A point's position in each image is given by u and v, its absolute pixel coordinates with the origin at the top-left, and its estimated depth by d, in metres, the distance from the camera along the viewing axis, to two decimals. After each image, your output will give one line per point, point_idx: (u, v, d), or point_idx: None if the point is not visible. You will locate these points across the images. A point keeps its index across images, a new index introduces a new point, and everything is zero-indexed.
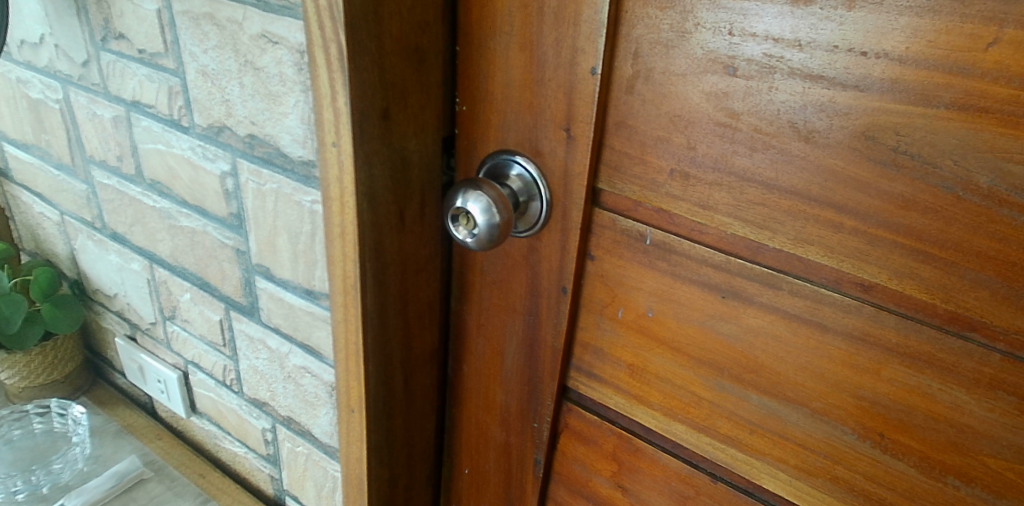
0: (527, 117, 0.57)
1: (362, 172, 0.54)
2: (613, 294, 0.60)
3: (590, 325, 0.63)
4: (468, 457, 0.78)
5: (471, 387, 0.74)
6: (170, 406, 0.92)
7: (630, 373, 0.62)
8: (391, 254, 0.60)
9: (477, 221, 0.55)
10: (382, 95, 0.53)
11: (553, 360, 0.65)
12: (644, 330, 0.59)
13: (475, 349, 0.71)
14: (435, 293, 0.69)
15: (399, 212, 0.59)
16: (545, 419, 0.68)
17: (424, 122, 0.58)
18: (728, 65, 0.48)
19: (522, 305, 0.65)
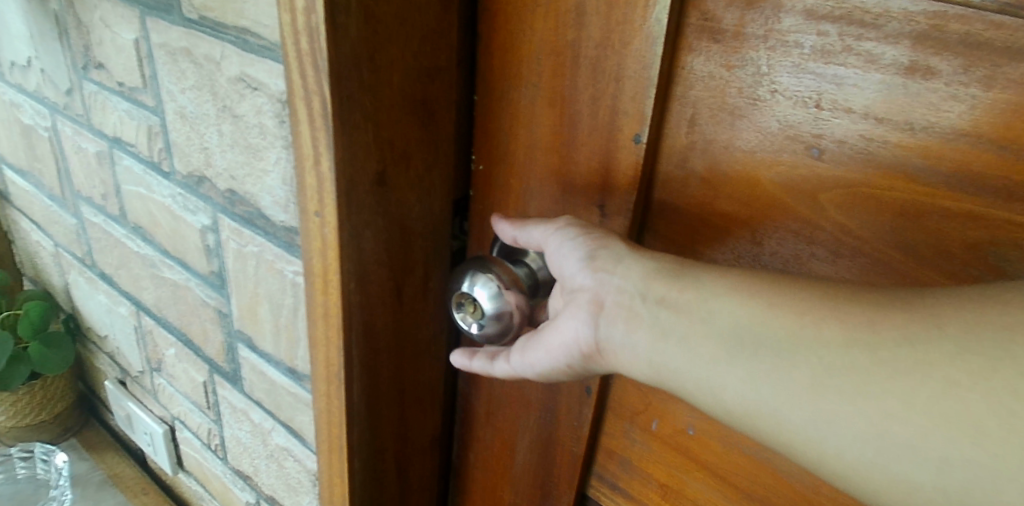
0: (552, 186, 0.46)
1: (349, 247, 0.45)
2: (645, 401, 0.50)
3: (617, 431, 0.52)
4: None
5: (476, 479, 0.64)
6: (157, 460, 0.84)
7: (662, 492, 0.51)
8: (383, 337, 0.51)
9: (485, 309, 0.45)
10: (377, 156, 0.43)
11: (571, 466, 0.55)
12: (682, 448, 0.49)
13: (483, 438, 0.62)
14: (439, 375, 0.59)
15: (394, 289, 0.50)
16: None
17: (430, 185, 0.49)
18: (812, 145, 0.36)
19: (538, 399, 0.55)
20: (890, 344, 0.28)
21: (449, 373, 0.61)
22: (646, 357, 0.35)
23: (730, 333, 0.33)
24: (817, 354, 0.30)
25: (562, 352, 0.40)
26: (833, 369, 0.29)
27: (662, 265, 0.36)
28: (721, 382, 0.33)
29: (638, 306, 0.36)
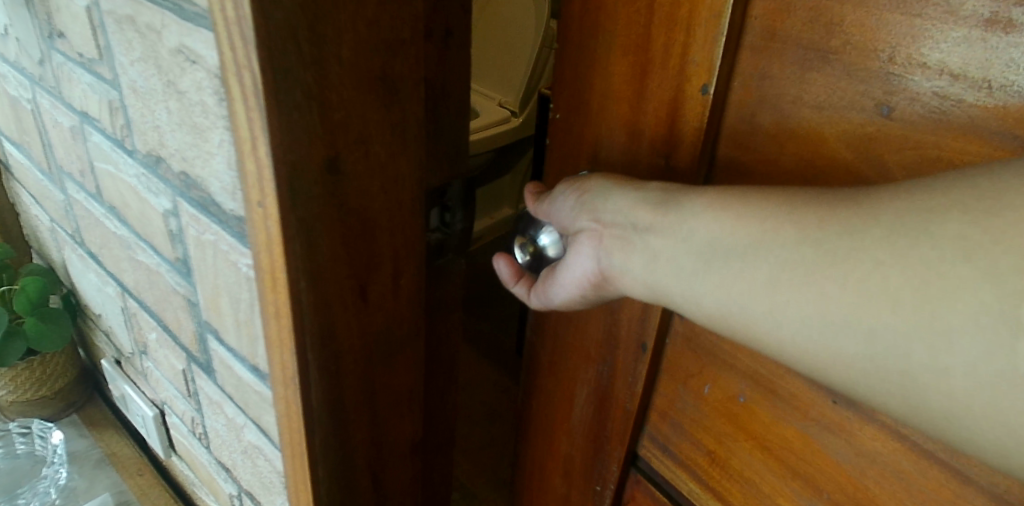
0: (621, 138, 0.47)
1: (291, 244, 0.40)
2: (701, 363, 0.48)
3: (669, 392, 0.51)
4: (535, 488, 0.71)
5: (539, 426, 0.67)
6: (151, 441, 0.82)
7: (710, 459, 0.50)
8: (346, 339, 0.46)
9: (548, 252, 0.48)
10: (326, 141, 0.38)
11: (624, 422, 0.55)
12: (734, 416, 0.47)
13: (550, 383, 0.63)
14: (417, 377, 0.55)
15: (359, 288, 0.45)
16: (610, 483, 0.59)
17: (397, 173, 0.43)
18: (879, 103, 0.33)
19: (596, 353, 0.55)
20: (834, 238, 0.31)
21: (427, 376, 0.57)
22: (640, 274, 0.40)
23: (704, 245, 0.37)
24: (775, 255, 0.34)
25: (575, 280, 0.45)
26: (790, 266, 0.33)
27: (645, 190, 0.40)
28: (700, 290, 0.37)
29: (625, 230, 0.40)
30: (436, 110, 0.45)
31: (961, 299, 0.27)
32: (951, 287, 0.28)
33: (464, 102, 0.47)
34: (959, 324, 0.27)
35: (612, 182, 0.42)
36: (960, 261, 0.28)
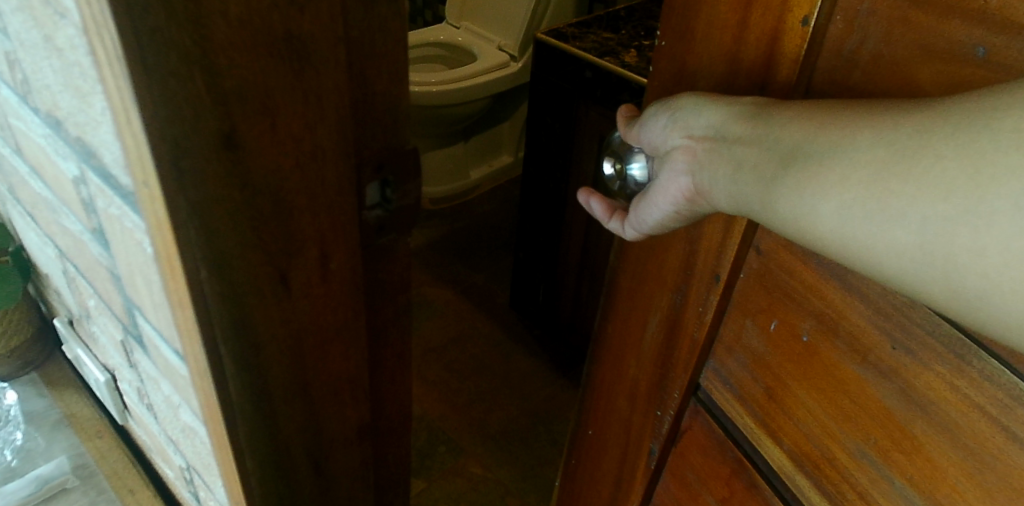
0: (721, 69, 0.45)
1: (183, 232, 0.35)
2: (773, 296, 0.43)
3: (738, 327, 0.47)
4: (602, 414, 0.69)
5: (612, 348, 0.65)
6: (108, 405, 0.79)
7: (767, 395, 0.45)
8: (267, 330, 0.42)
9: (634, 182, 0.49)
10: (218, 113, 0.33)
11: (691, 352, 0.52)
12: (795, 355, 0.42)
13: (625, 310, 0.61)
14: (361, 363, 0.51)
15: (278, 276, 0.40)
16: (668, 413, 0.57)
17: (316, 147, 0.38)
18: (976, 43, 0.29)
19: (675, 281, 0.53)
20: (896, 135, 0.30)
21: (371, 363, 0.52)
22: (724, 186, 0.39)
23: (779, 147, 0.36)
24: (844, 153, 0.32)
25: (663, 201, 0.44)
26: (860, 167, 0.31)
27: (740, 104, 0.39)
28: (778, 199, 0.35)
29: (723, 143, 0.39)
30: (364, 74, 0.39)
31: (1005, 179, 0.26)
32: (997, 171, 0.26)
33: (400, 64, 0.41)
34: (1004, 201, 0.26)
35: (709, 99, 0.41)
36: (1004, 149, 0.26)
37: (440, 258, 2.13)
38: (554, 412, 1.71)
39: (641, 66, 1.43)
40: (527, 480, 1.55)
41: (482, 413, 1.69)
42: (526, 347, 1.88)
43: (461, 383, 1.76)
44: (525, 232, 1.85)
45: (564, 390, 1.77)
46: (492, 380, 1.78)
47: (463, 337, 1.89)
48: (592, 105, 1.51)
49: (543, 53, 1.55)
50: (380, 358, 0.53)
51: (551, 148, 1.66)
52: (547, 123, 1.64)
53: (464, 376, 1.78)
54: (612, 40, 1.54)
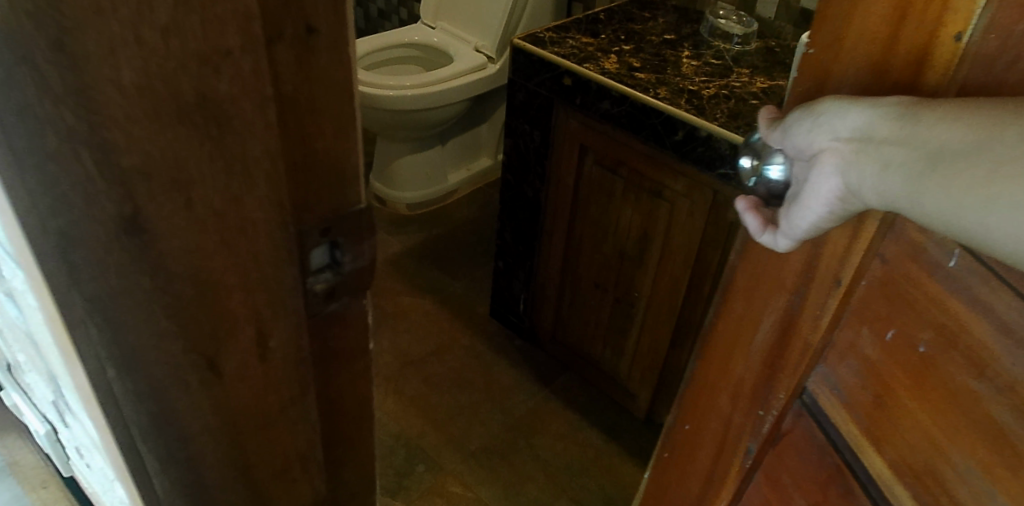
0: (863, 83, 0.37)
1: (80, 328, 0.30)
2: (894, 302, 0.35)
3: (853, 332, 0.39)
4: (694, 414, 0.57)
5: (709, 348, 0.54)
6: (52, 455, 0.73)
7: (875, 408, 0.37)
8: (196, 421, 0.37)
9: (774, 184, 0.40)
10: (116, 194, 0.27)
11: (802, 358, 0.43)
12: (910, 370, 0.34)
13: (731, 305, 0.50)
14: (313, 437, 0.45)
15: (205, 362, 0.35)
16: (771, 415, 0.47)
17: (246, 220, 0.33)
18: None
19: (792, 278, 0.44)
20: None
21: (325, 435, 0.47)
22: (869, 192, 0.33)
23: (932, 147, 0.30)
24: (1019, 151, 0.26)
25: (801, 216, 0.37)
26: None
27: (884, 102, 0.33)
28: (938, 204, 0.29)
29: (861, 145, 0.33)
30: (301, 133, 0.34)
31: None
32: None
33: (345, 117, 0.35)
34: None
35: (850, 98, 0.34)
36: None
37: (418, 265, 2.08)
38: (537, 425, 1.67)
39: (620, 73, 1.40)
40: (509, 498, 1.51)
41: (462, 428, 1.65)
42: (507, 356, 1.84)
43: (439, 397, 1.71)
44: (504, 240, 1.80)
45: (547, 401, 1.73)
46: (472, 393, 1.73)
47: (442, 349, 1.84)
48: (571, 112, 1.47)
49: (521, 60, 1.50)
50: (335, 428, 0.48)
51: (529, 155, 1.61)
52: (525, 130, 1.59)
53: (443, 390, 1.73)
54: (592, 45, 1.51)
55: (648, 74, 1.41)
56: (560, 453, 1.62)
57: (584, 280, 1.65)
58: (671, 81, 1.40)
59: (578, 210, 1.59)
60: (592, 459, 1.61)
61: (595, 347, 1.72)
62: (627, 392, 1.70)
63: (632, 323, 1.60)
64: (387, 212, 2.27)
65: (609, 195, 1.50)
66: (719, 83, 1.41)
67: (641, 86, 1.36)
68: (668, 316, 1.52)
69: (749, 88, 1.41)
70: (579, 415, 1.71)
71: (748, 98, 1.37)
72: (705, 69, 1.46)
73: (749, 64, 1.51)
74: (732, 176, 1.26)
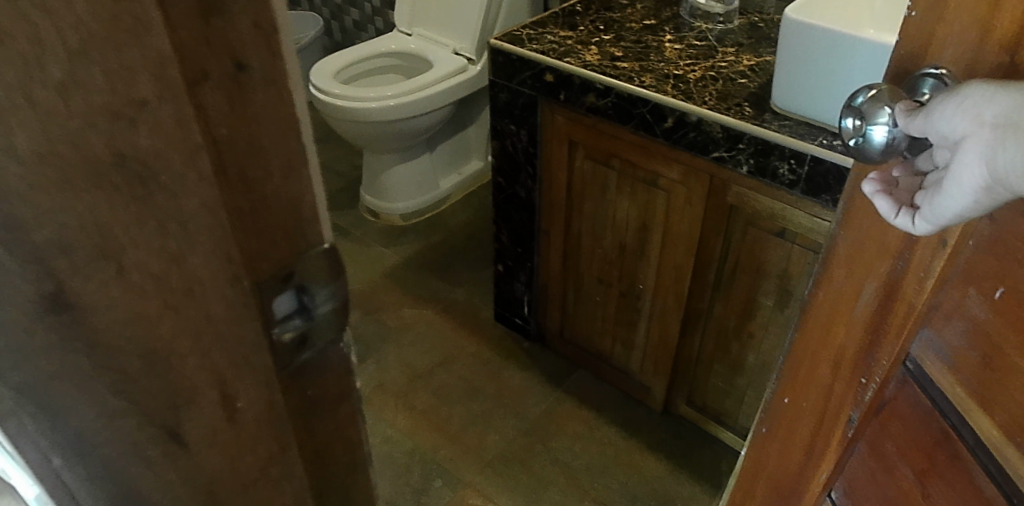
0: (973, 35, 0.41)
1: (14, 419, 0.28)
2: (1002, 260, 0.40)
3: (960, 293, 0.44)
4: (795, 387, 0.64)
5: (816, 317, 0.60)
6: None
7: (983, 367, 0.41)
8: (164, 495, 0.34)
9: (879, 143, 0.43)
10: (34, 272, 0.25)
11: (909, 318, 0.49)
12: (1017, 323, 0.39)
13: (834, 275, 0.57)
14: (299, 493, 0.42)
15: (166, 435, 0.32)
16: (878, 379, 0.53)
17: (193, 281, 0.30)
18: None
19: (895, 247, 0.50)
20: None
21: (316, 487, 0.44)
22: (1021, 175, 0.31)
23: None
24: None
25: (948, 205, 0.36)
26: None
27: None
28: None
29: (1011, 128, 0.31)
30: (244, 179, 0.30)
31: None
32: None
33: (292, 155, 0.32)
34: None
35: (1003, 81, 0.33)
36: None
37: (418, 276, 2.05)
38: (554, 428, 1.65)
39: (602, 64, 1.37)
40: None
41: (477, 437, 1.62)
42: (517, 359, 1.81)
43: (451, 408, 1.69)
44: (501, 243, 1.77)
45: (561, 402, 1.71)
46: (483, 401, 1.70)
47: (449, 360, 1.81)
48: (556, 107, 1.44)
49: (499, 59, 1.47)
50: (326, 480, 0.45)
51: (518, 156, 1.58)
52: (511, 130, 1.56)
53: (454, 401, 1.70)
54: (571, 38, 1.48)
55: (631, 63, 1.38)
56: (579, 453, 1.59)
57: (587, 276, 1.62)
58: (655, 67, 1.37)
59: (574, 207, 1.56)
60: (614, 456, 1.59)
61: (604, 342, 1.69)
62: (641, 386, 1.67)
63: (640, 316, 1.57)
64: (381, 225, 2.24)
65: (604, 188, 1.47)
66: (704, 65, 1.38)
67: (625, 76, 1.33)
68: (676, 306, 1.48)
69: (735, 67, 1.37)
70: (595, 413, 1.68)
71: (735, 78, 1.34)
72: (689, 52, 1.43)
73: (732, 42, 1.48)
74: (727, 159, 1.22)
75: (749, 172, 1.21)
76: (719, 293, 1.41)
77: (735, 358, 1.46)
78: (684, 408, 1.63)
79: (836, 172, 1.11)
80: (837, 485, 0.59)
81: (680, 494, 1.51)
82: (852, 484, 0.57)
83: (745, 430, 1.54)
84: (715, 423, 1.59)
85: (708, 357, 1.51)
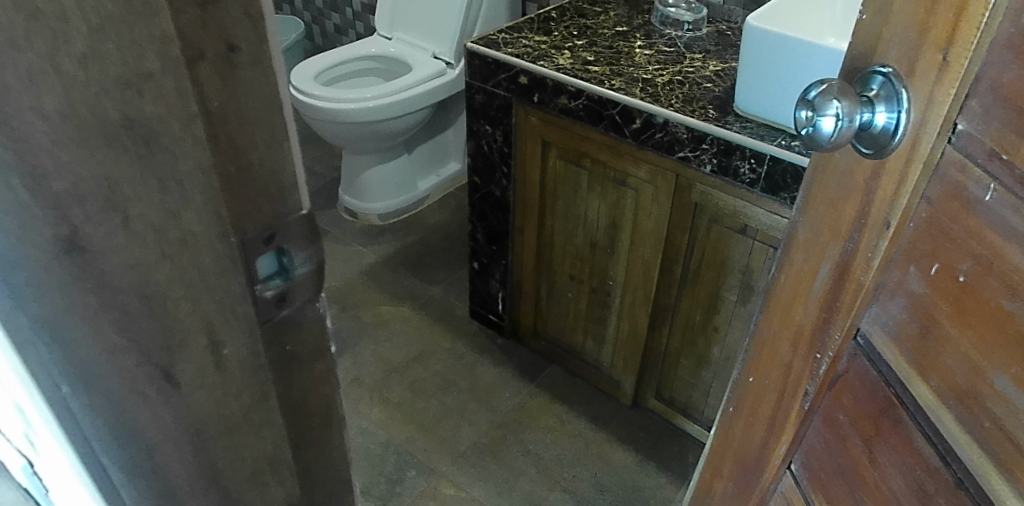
0: (913, 35, 0.47)
1: (30, 349, 0.33)
2: (938, 239, 0.45)
3: (901, 271, 0.49)
4: (758, 366, 0.69)
5: (778, 299, 0.65)
6: None
7: (921, 337, 0.47)
8: (156, 431, 0.38)
9: (829, 130, 0.49)
10: (53, 216, 0.29)
11: (856, 294, 0.54)
12: (951, 296, 0.44)
13: (795, 258, 0.62)
14: (276, 443, 0.46)
15: (161, 374, 0.37)
16: (829, 354, 0.58)
17: (186, 236, 0.34)
18: None
19: (848, 229, 0.55)
20: None
21: (293, 438, 0.48)
22: None
23: None
24: None
25: None
26: None
27: None
28: None
29: None
30: (233, 147, 0.34)
31: None
32: None
33: (276, 129, 0.36)
34: None
35: None
36: None
37: (394, 274, 2.09)
38: (526, 420, 1.69)
39: (575, 68, 1.43)
40: (502, 494, 1.53)
41: (450, 430, 1.66)
42: (491, 355, 1.86)
43: (426, 401, 1.73)
44: (476, 241, 1.81)
45: (533, 396, 1.75)
46: (457, 395, 1.75)
47: (424, 355, 1.85)
48: (530, 109, 1.49)
49: (474, 62, 1.52)
50: (303, 433, 0.48)
51: (493, 156, 1.63)
52: (486, 131, 1.61)
53: (429, 394, 1.75)
54: (545, 43, 1.54)
55: (602, 67, 1.44)
56: (551, 445, 1.64)
57: (560, 274, 1.68)
58: (625, 71, 1.43)
59: (547, 205, 1.61)
60: (585, 448, 1.64)
61: (576, 338, 1.74)
62: (611, 379, 1.72)
63: (609, 312, 1.62)
64: (358, 224, 2.28)
65: (576, 187, 1.52)
66: (672, 70, 1.44)
67: (596, 79, 1.39)
68: (645, 302, 1.53)
69: (702, 72, 1.43)
70: (566, 406, 1.73)
71: (701, 82, 1.40)
72: (658, 58, 1.49)
73: (699, 49, 1.54)
74: (692, 159, 1.28)
75: (712, 171, 1.27)
76: (685, 288, 1.47)
77: (700, 351, 1.52)
78: (653, 402, 1.68)
79: (794, 172, 1.17)
80: (796, 457, 0.64)
81: (647, 484, 1.56)
82: (810, 454, 0.62)
83: (710, 421, 1.59)
84: (682, 415, 1.65)
85: (675, 351, 1.57)
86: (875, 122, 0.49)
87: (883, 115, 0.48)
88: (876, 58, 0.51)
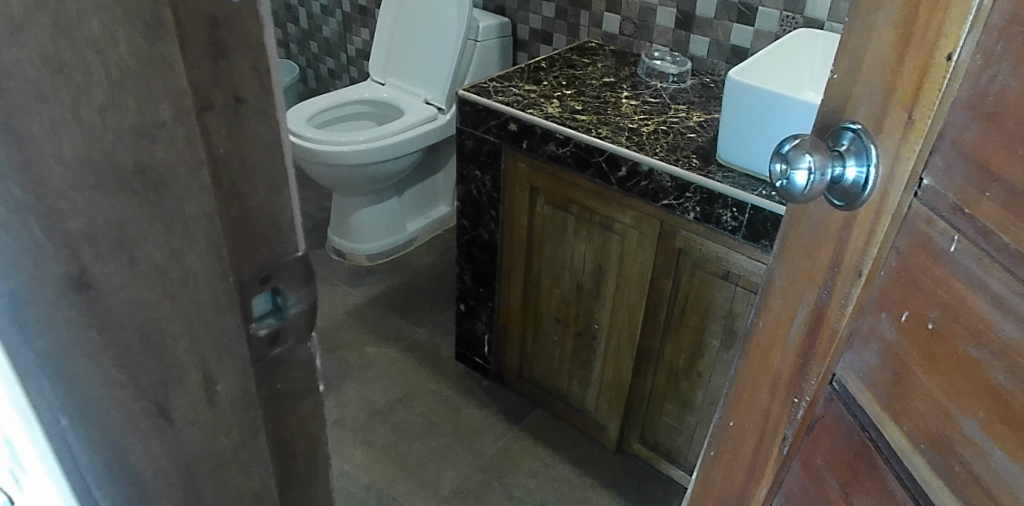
0: (881, 95, 0.50)
1: (32, 382, 0.34)
2: (907, 287, 0.48)
3: (874, 318, 0.51)
4: (738, 410, 0.70)
5: (757, 344, 0.67)
6: None
7: (894, 382, 0.49)
8: (147, 466, 0.39)
9: (802, 183, 0.51)
10: (65, 256, 0.31)
11: (831, 340, 0.56)
12: (920, 343, 0.46)
13: (773, 304, 0.64)
14: (262, 480, 0.47)
15: (156, 410, 0.38)
16: (806, 398, 0.59)
17: (187, 276, 0.35)
18: None
19: (823, 277, 0.57)
20: None
21: (279, 476, 0.48)
22: None
23: None
24: None
25: None
26: None
27: None
28: None
29: None
30: (236, 191, 0.36)
31: None
32: None
33: (276, 176, 0.38)
34: None
35: None
36: None
37: (381, 315, 2.09)
38: (509, 464, 1.68)
39: (563, 117, 1.47)
40: None
41: (434, 473, 1.65)
42: (476, 397, 1.86)
43: (410, 444, 1.72)
44: (463, 283, 1.83)
45: (517, 439, 1.75)
46: (441, 438, 1.74)
47: (409, 396, 1.85)
48: (519, 154, 1.53)
49: (465, 109, 1.56)
50: (289, 471, 0.49)
51: (481, 200, 1.66)
52: (475, 176, 1.64)
53: (412, 437, 1.74)
54: (534, 92, 1.58)
55: (590, 116, 1.48)
56: (534, 489, 1.63)
57: (546, 317, 1.69)
58: (612, 121, 1.47)
59: (534, 249, 1.63)
60: (568, 492, 1.63)
61: (560, 381, 1.74)
62: (595, 423, 1.72)
63: (595, 356, 1.63)
64: (346, 265, 2.29)
65: (563, 232, 1.55)
66: (657, 120, 1.49)
67: (583, 128, 1.43)
68: (630, 345, 1.55)
69: (686, 122, 1.48)
70: (550, 450, 1.72)
71: (685, 132, 1.44)
72: (644, 108, 1.54)
73: (684, 100, 1.59)
74: (676, 206, 1.32)
75: (696, 218, 1.30)
76: (669, 332, 1.49)
77: (684, 396, 1.53)
78: (637, 446, 1.68)
79: (774, 221, 1.21)
80: (775, 501, 0.65)
81: None
82: (788, 498, 0.63)
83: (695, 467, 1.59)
84: (666, 460, 1.64)
85: (659, 394, 1.57)
86: (845, 176, 0.52)
87: (853, 169, 0.51)
88: (846, 115, 0.54)
